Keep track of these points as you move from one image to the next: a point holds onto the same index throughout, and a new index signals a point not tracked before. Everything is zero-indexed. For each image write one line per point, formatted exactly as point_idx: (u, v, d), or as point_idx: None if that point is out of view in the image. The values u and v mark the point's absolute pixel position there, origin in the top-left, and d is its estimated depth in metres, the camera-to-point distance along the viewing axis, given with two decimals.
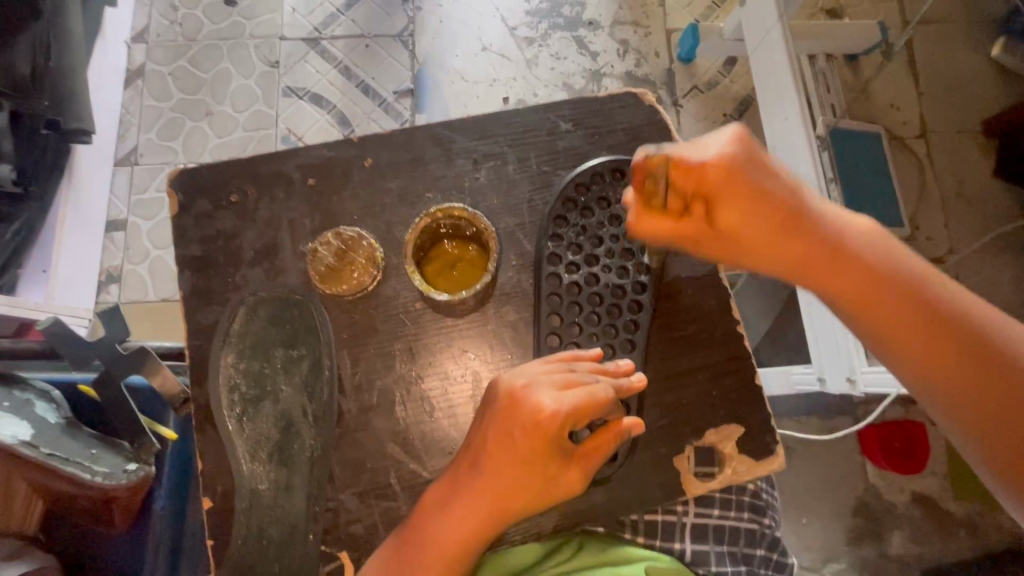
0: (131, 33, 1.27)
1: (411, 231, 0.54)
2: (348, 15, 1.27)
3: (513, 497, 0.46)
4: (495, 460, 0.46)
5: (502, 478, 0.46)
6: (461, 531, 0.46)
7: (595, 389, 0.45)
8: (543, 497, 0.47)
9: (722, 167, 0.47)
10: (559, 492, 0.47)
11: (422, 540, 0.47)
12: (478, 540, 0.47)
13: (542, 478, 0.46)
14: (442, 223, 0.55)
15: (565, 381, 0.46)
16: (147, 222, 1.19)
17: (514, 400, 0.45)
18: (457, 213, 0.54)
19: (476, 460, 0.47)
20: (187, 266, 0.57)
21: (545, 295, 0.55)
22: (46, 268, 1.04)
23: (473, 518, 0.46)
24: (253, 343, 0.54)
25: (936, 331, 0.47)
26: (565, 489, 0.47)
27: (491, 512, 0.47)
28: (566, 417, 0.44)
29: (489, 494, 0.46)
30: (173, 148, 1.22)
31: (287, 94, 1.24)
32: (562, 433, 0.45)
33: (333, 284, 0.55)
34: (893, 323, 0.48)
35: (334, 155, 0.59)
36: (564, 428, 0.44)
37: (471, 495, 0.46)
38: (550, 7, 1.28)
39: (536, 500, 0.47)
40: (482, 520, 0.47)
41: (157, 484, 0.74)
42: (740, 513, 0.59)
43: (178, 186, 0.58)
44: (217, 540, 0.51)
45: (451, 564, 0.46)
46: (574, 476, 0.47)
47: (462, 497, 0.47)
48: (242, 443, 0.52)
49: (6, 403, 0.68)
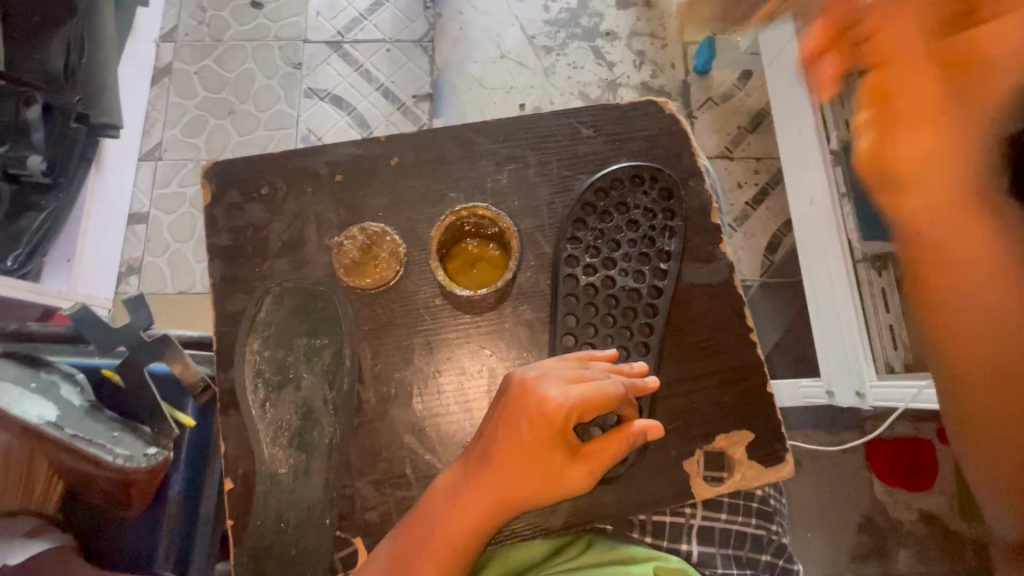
0: (160, 32, 1.31)
1: (438, 229, 0.55)
2: (371, 21, 1.30)
3: (522, 487, 0.47)
4: (504, 452, 0.47)
5: (511, 468, 0.47)
6: (470, 520, 0.47)
7: (606, 384, 0.47)
8: (551, 490, 0.47)
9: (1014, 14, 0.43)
10: (567, 487, 0.48)
11: (434, 530, 0.48)
12: (484, 530, 0.48)
13: (549, 473, 0.47)
14: (466, 222, 0.57)
15: (576, 375, 0.48)
16: (168, 215, 1.22)
17: (527, 389, 0.47)
18: (480, 212, 0.56)
19: (489, 450, 0.48)
20: (216, 255, 0.59)
21: (562, 296, 0.57)
22: (70, 257, 1.05)
23: (483, 508, 0.47)
24: (278, 331, 0.56)
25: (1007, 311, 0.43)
26: (574, 483, 0.48)
27: (500, 502, 0.47)
28: (575, 407, 0.46)
29: (499, 484, 0.47)
30: (196, 144, 1.25)
31: (309, 95, 1.27)
32: (572, 425, 0.46)
33: (357, 277, 0.57)
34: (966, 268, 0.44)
35: (362, 153, 0.61)
36: (574, 418, 0.46)
37: (483, 485, 0.47)
38: (569, 17, 1.30)
39: (542, 493, 0.47)
40: (491, 510, 0.48)
41: (173, 470, 0.75)
42: (748, 518, 0.60)
43: (210, 179, 0.61)
44: (235, 522, 0.53)
45: (456, 555, 0.47)
46: (581, 472, 0.48)
47: (474, 487, 0.48)
48: (264, 428, 0.54)
49: (34, 384, 0.71)
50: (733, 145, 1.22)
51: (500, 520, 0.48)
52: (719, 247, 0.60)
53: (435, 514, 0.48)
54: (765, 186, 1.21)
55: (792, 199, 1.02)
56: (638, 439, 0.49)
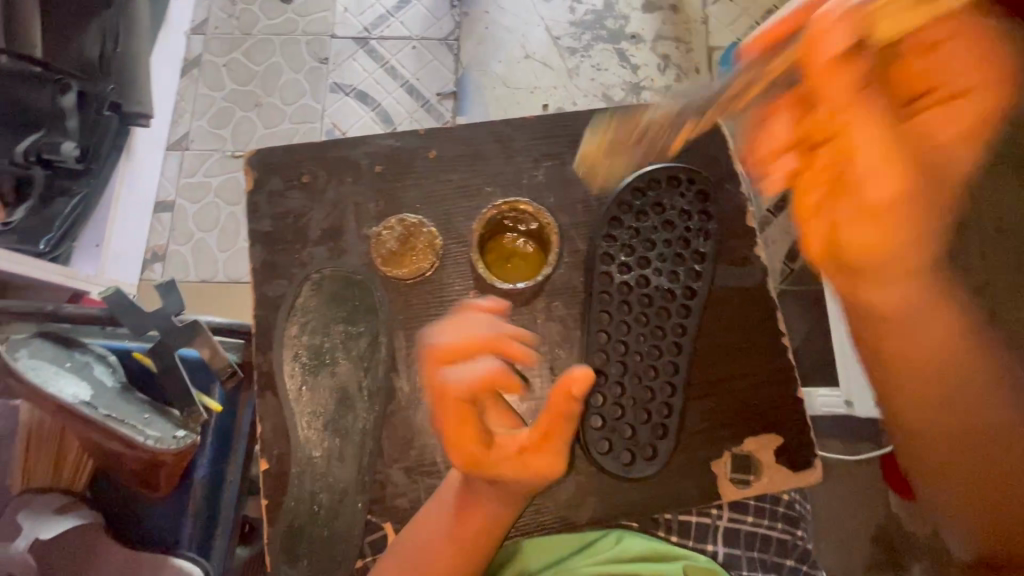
0: (192, 24, 1.32)
1: (479, 223, 0.57)
2: (398, 18, 1.32)
3: (494, 493, 0.49)
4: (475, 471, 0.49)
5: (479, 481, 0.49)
6: (479, 524, 0.50)
7: (447, 392, 0.45)
8: (521, 483, 0.48)
9: (932, 53, 0.51)
10: (528, 475, 0.47)
11: (453, 521, 0.50)
12: (505, 516, 0.51)
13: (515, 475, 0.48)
14: (506, 217, 0.59)
15: (451, 354, 0.46)
16: (193, 204, 1.24)
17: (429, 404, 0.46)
18: (522, 207, 0.58)
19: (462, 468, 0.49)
20: (257, 241, 0.60)
21: (596, 293, 0.57)
22: (99, 243, 1.07)
23: (486, 513, 0.50)
24: (318, 317, 0.58)
25: (966, 369, 0.53)
26: (532, 472, 0.47)
27: (490, 510, 0.50)
28: (467, 413, 0.46)
29: (481, 496, 0.49)
30: (223, 135, 1.27)
31: (334, 90, 1.28)
32: (469, 410, 0.45)
33: (395, 266, 0.59)
34: (924, 340, 0.53)
35: (401, 145, 0.62)
36: (468, 404, 0.45)
37: (480, 492, 0.49)
38: (594, 19, 1.30)
39: (513, 490, 0.48)
40: (493, 513, 0.50)
41: (199, 454, 0.75)
42: (774, 522, 0.61)
43: (251, 166, 0.62)
44: (270, 501, 0.55)
45: (484, 538, 0.50)
46: (523, 462, 0.47)
47: (474, 494, 0.50)
48: (302, 412, 0.56)
49: (68, 363, 0.72)
50: None
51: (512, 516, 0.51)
52: (754, 251, 0.60)
53: (455, 512, 0.50)
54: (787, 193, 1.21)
55: None
56: (573, 400, 0.45)
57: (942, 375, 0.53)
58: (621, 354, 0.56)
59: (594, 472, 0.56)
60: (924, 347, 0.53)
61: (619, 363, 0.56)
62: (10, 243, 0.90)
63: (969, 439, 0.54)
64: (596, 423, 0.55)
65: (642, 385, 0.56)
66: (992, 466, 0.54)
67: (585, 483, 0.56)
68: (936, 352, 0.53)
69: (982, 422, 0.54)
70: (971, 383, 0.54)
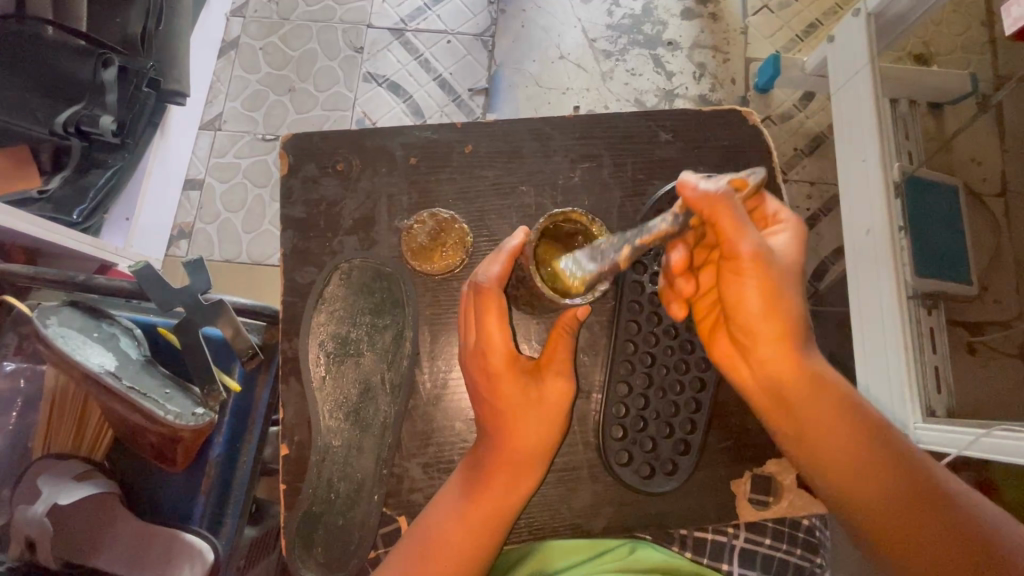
0: (231, 7, 1.33)
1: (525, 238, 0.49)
2: (435, 11, 1.31)
3: (530, 429, 0.50)
4: (497, 439, 0.50)
5: (510, 416, 0.50)
6: (501, 488, 0.50)
7: (485, 290, 0.49)
8: (553, 404, 0.51)
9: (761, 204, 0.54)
10: (562, 389, 0.51)
11: (464, 504, 0.50)
12: (515, 504, 0.51)
13: (534, 405, 0.50)
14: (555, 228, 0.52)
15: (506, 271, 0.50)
16: (222, 184, 1.25)
17: (482, 294, 0.49)
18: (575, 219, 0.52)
19: (485, 419, 0.51)
20: (289, 226, 0.61)
21: (627, 301, 0.58)
22: (129, 217, 1.06)
23: (510, 474, 0.50)
24: (346, 306, 0.59)
25: (854, 435, 0.49)
26: (564, 389, 0.51)
27: (522, 457, 0.50)
28: (510, 326, 0.50)
29: (514, 429, 0.50)
30: (254, 118, 1.28)
31: (367, 79, 1.29)
32: (500, 304, 0.49)
33: (424, 261, 0.59)
34: (810, 407, 0.49)
35: (437, 138, 0.62)
36: (500, 297, 0.49)
37: (502, 454, 0.50)
38: (632, 23, 1.29)
39: (550, 415, 0.50)
40: (521, 466, 0.51)
41: (216, 432, 0.76)
42: (793, 547, 0.61)
43: (288, 150, 0.62)
44: (289, 486, 0.57)
45: (493, 531, 0.50)
46: (556, 375, 0.51)
47: (492, 464, 0.50)
48: (324, 400, 0.57)
49: (95, 334, 0.72)
50: (789, 167, 1.20)
51: (541, 468, 0.52)
52: None
53: (466, 496, 0.50)
54: (816, 211, 1.18)
55: (846, 221, 0.95)
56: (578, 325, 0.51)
57: (864, 470, 0.49)
58: (647, 367, 0.58)
59: (613, 483, 0.57)
60: (798, 422, 0.50)
61: (644, 375, 0.57)
62: (43, 211, 0.91)
63: (874, 523, 0.48)
64: (618, 433, 0.57)
65: (666, 400, 0.58)
66: (928, 527, 0.47)
67: (604, 491, 0.57)
68: (809, 432, 0.50)
69: (883, 500, 0.48)
70: (884, 463, 0.49)
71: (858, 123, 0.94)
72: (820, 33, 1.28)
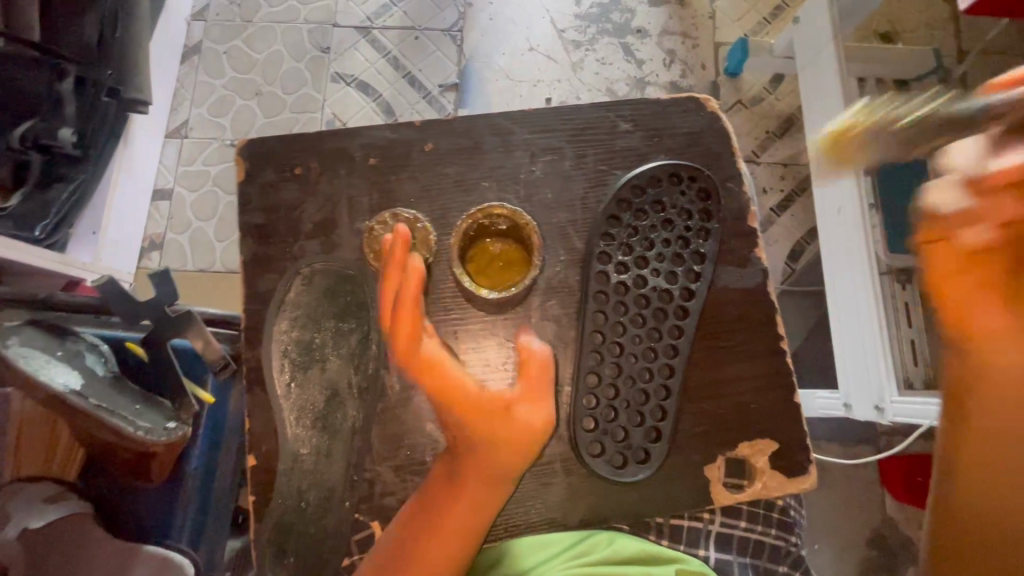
0: (192, 11, 1.30)
1: (455, 236, 0.56)
2: (401, 7, 1.29)
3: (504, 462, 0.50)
4: (473, 464, 0.50)
5: (486, 447, 0.50)
6: (477, 497, 0.50)
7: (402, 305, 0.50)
8: (528, 435, 0.51)
9: None
10: (538, 423, 0.51)
11: (436, 507, 0.50)
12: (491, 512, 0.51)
13: (511, 440, 0.50)
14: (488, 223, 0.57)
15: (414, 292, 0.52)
16: (191, 192, 1.22)
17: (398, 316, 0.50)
18: (496, 212, 0.57)
19: (458, 437, 0.50)
20: (248, 234, 0.60)
21: (592, 292, 0.58)
22: (96, 230, 1.04)
23: (485, 482, 0.50)
24: (306, 312, 0.58)
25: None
26: (540, 420, 0.51)
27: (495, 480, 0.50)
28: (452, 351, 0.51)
29: (490, 459, 0.50)
30: (221, 123, 1.26)
31: (335, 79, 1.27)
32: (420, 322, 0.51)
33: (385, 262, 0.58)
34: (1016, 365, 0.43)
35: (396, 137, 0.61)
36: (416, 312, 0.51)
37: (476, 468, 0.50)
38: (599, 12, 1.28)
39: (523, 449, 0.50)
40: (496, 481, 0.50)
41: (192, 445, 0.75)
42: (768, 528, 0.63)
43: (245, 156, 0.61)
44: (258, 495, 0.56)
45: (469, 536, 0.50)
46: (531, 409, 0.51)
47: (465, 467, 0.50)
48: (290, 406, 0.57)
49: (59, 352, 0.71)
50: (760, 149, 1.20)
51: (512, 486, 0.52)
52: (754, 251, 0.61)
53: (438, 497, 0.50)
54: (790, 193, 1.19)
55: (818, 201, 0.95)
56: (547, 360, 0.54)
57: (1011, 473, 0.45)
58: (616, 357, 0.57)
59: (587, 475, 0.57)
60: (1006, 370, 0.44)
61: (614, 366, 0.57)
62: (6, 228, 0.88)
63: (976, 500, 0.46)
64: (589, 425, 0.57)
65: (637, 388, 0.57)
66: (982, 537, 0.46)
67: (579, 483, 0.57)
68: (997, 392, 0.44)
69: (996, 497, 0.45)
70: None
71: (826, 102, 0.94)
72: (787, 15, 1.28)
